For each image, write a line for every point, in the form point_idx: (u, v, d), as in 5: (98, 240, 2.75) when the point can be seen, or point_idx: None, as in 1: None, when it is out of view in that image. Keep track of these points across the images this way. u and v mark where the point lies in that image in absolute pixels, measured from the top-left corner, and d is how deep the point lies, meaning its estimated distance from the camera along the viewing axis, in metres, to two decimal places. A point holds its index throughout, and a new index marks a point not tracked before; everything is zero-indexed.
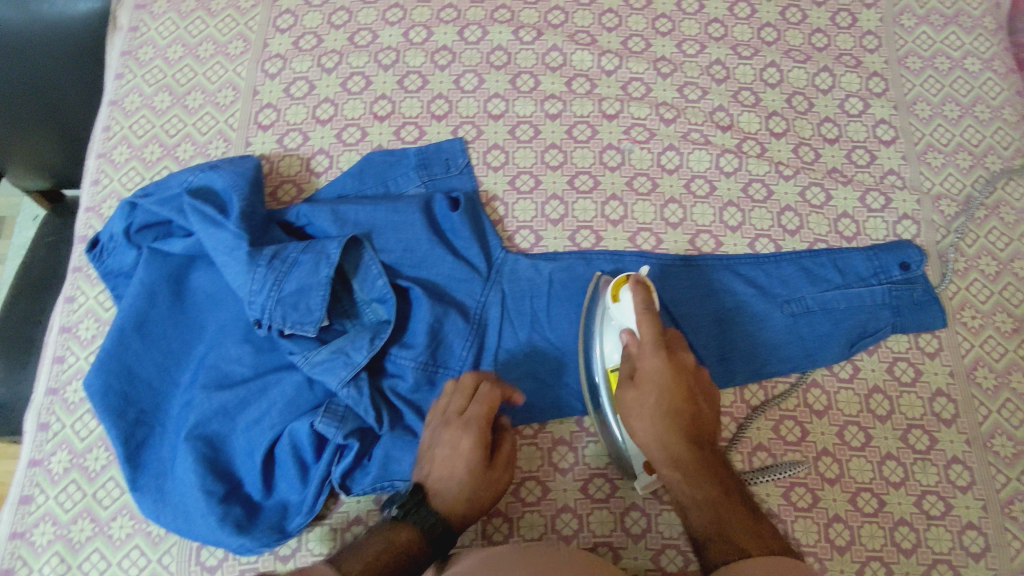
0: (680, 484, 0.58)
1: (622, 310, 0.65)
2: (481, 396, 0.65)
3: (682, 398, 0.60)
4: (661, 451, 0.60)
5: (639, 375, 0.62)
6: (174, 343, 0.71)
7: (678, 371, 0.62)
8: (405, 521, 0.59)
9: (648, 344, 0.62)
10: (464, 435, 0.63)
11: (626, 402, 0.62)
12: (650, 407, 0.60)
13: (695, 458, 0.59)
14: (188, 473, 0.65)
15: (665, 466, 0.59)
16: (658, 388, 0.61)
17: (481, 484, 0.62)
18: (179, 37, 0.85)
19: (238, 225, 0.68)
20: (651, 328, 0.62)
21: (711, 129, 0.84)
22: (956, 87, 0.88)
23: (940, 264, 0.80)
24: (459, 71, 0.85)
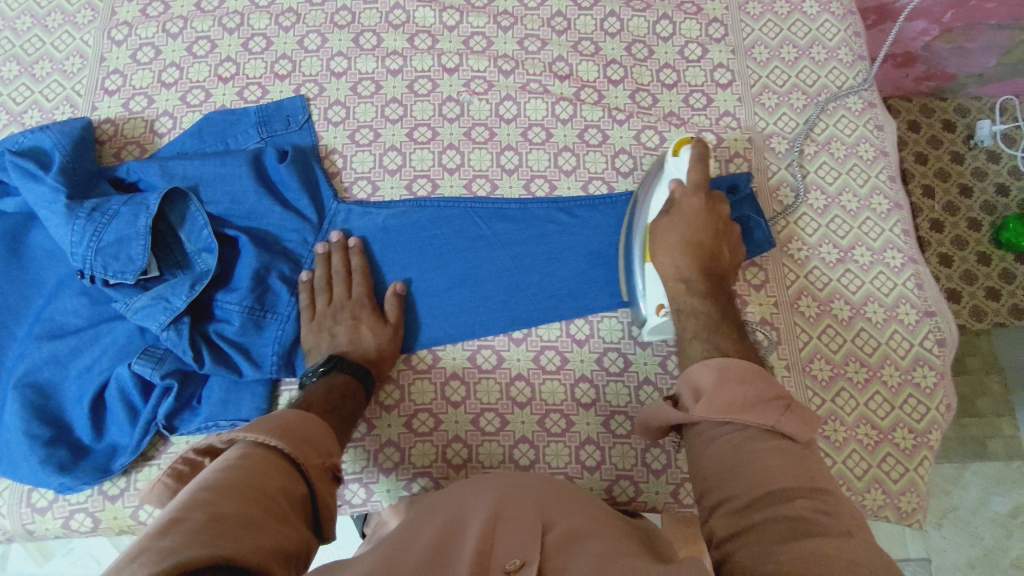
0: (685, 296, 0.67)
1: (676, 163, 0.70)
2: (358, 274, 0.75)
3: (711, 232, 0.68)
4: (675, 265, 0.67)
5: (677, 209, 0.69)
6: (11, 297, 0.73)
7: (713, 213, 0.69)
8: (334, 373, 0.68)
9: (695, 185, 0.68)
10: (358, 306, 0.73)
11: (659, 227, 0.69)
12: (679, 235, 0.68)
13: (704, 283, 0.67)
14: (13, 418, 0.68)
15: (677, 285, 0.67)
16: (691, 223, 0.68)
17: (384, 336, 0.73)
18: (29, 9, 0.88)
19: (57, 179, 0.70)
20: (701, 177, 0.68)
21: (549, 79, 0.86)
22: (795, 29, 0.89)
23: (769, 199, 0.82)
24: (304, 32, 0.87)
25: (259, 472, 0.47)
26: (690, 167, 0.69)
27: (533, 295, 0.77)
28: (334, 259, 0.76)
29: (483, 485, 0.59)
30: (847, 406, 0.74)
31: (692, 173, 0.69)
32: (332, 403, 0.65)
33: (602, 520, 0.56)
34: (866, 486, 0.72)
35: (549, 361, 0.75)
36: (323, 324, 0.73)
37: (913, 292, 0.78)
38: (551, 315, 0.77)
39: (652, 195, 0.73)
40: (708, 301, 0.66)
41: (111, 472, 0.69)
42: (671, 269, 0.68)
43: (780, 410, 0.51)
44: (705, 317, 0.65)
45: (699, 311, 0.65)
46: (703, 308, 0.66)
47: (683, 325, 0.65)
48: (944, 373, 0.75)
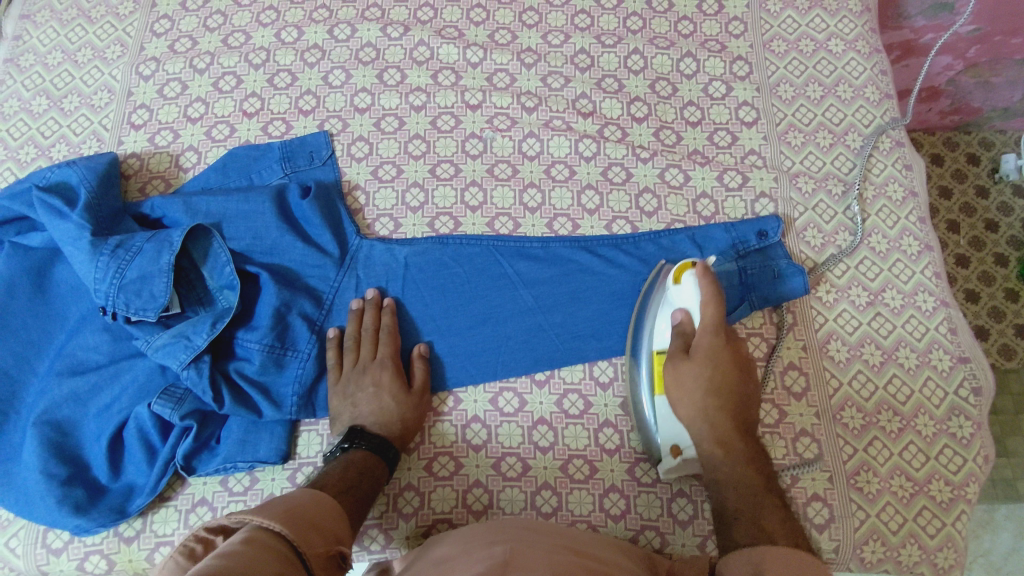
0: (721, 461, 0.62)
1: (682, 292, 0.69)
2: (386, 337, 0.73)
3: (734, 377, 0.65)
4: (706, 429, 0.64)
5: (695, 351, 0.66)
6: (34, 333, 0.73)
7: (732, 352, 0.66)
8: (353, 448, 0.67)
9: (708, 322, 0.66)
10: (381, 369, 0.71)
11: (680, 375, 0.65)
12: (704, 383, 0.64)
13: (741, 440, 0.63)
14: (31, 457, 0.67)
15: (709, 444, 0.63)
16: (714, 367, 0.65)
17: (407, 407, 0.71)
18: (60, 44, 0.89)
19: (83, 216, 0.70)
20: (715, 310, 0.66)
21: (572, 116, 0.86)
22: (820, 68, 0.88)
23: (797, 240, 0.81)
24: (328, 68, 0.88)
25: (259, 556, 0.45)
26: (703, 305, 0.66)
27: (557, 335, 0.76)
28: (366, 317, 0.74)
29: (500, 526, 0.59)
30: (880, 456, 0.71)
31: (706, 309, 0.66)
32: (348, 481, 0.63)
33: (586, 565, 0.53)
34: (901, 541, 0.69)
35: (572, 405, 0.74)
36: (347, 389, 0.72)
37: (945, 337, 0.76)
38: (575, 356, 0.75)
39: (655, 323, 0.71)
40: (752, 469, 0.61)
41: (127, 513, 0.67)
42: (697, 417, 0.64)
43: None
44: (749, 488, 0.59)
45: (745, 483, 0.60)
46: (751, 479, 0.60)
47: (722, 496, 0.60)
48: (980, 423, 0.72)
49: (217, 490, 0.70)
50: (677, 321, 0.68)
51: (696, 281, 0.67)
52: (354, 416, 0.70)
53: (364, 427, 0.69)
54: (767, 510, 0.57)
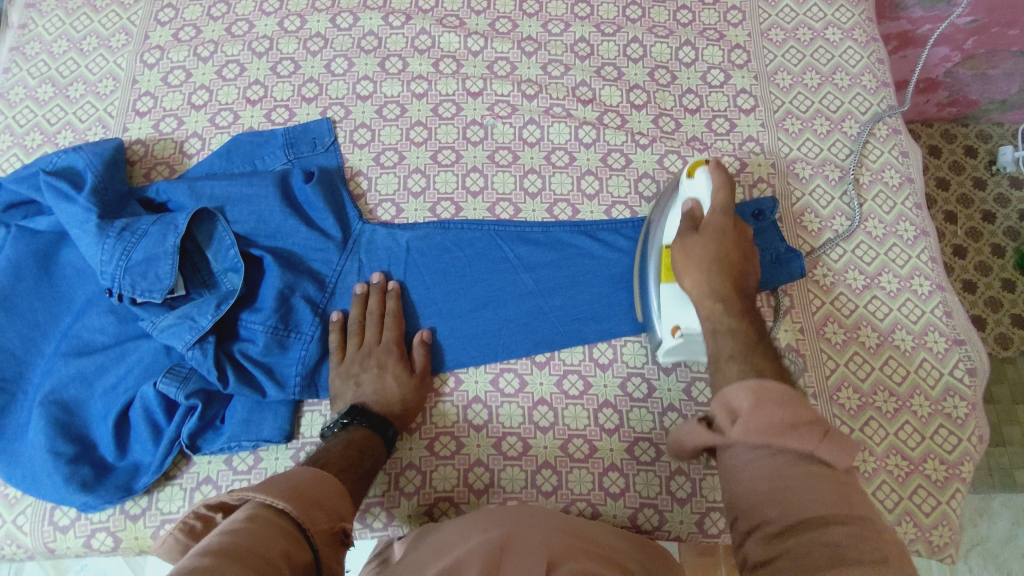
0: (720, 317, 0.61)
1: (691, 183, 0.67)
2: (390, 321, 0.74)
3: (737, 255, 0.65)
4: (708, 297, 0.63)
5: (704, 229, 0.65)
6: (40, 316, 0.74)
7: (738, 234, 0.66)
8: (354, 426, 0.67)
9: (719, 206, 0.65)
10: (386, 352, 0.73)
11: (685, 245, 0.65)
12: (708, 256, 0.64)
13: (744, 311, 0.62)
14: (38, 436, 0.68)
15: (711, 307, 0.62)
16: (720, 241, 0.64)
17: (409, 389, 0.72)
18: (65, 33, 0.90)
19: (89, 199, 0.71)
20: (726, 196, 0.65)
21: (572, 103, 0.86)
22: (817, 56, 0.89)
23: (795, 224, 0.81)
24: (331, 56, 0.89)
25: (262, 533, 0.46)
26: (713, 187, 0.65)
27: (557, 318, 0.77)
28: (370, 301, 0.75)
29: (499, 511, 0.60)
30: (876, 436, 0.72)
31: (715, 195, 0.65)
32: (349, 459, 0.63)
33: (586, 549, 0.53)
34: (896, 519, 0.69)
35: (571, 386, 0.75)
36: (350, 370, 0.72)
37: (941, 320, 0.76)
38: (575, 339, 0.76)
39: (667, 215, 0.71)
40: (750, 330, 0.60)
41: (133, 491, 0.68)
42: (700, 287, 0.63)
43: (817, 438, 0.46)
44: (744, 340, 0.58)
45: (742, 338, 0.59)
46: (748, 335, 0.59)
47: (720, 346, 0.59)
48: (975, 403, 0.73)
49: (221, 468, 0.70)
50: (687, 209, 0.66)
51: (708, 173, 0.65)
52: (356, 397, 0.71)
53: (365, 407, 0.70)
54: (763, 361, 0.56)
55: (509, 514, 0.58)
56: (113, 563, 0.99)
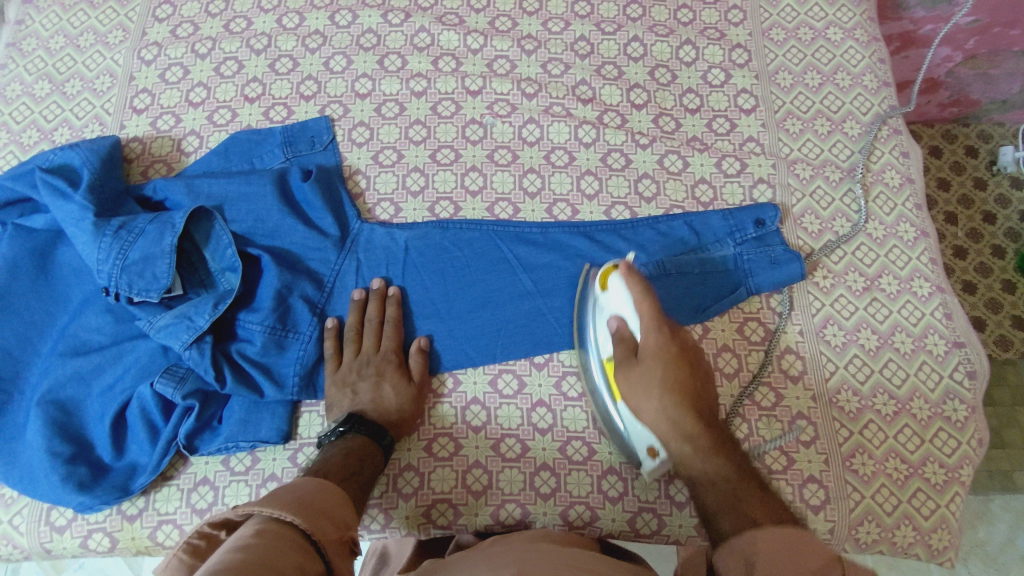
0: (694, 459, 0.61)
1: (612, 297, 0.67)
2: (389, 331, 0.74)
3: (686, 372, 0.64)
4: (671, 427, 0.62)
5: (644, 353, 0.64)
6: (37, 314, 0.74)
7: (679, 346, 0.65)
8: (353, 433, 0.67)
9: (647, 322, 0.64)
10: (385, 360, 0.73)
11: (632, 380, 0.64)
12: (659, 382, 0.63)
13: (706, 430, 0.61)
14: (35, 435, 0.67)
15: (674, 438, 0.62)
16: (665, 365, 0.63)
17: (407, 399, 0.71)
18: (62, 28, 0.89)
19: (85, 197, 0.71)
20: (651, 307, 0.64)
21: (572, 103, 0.86)
22: (818, 56, 0.89)
23: (795, 226, 0.81)
24: (329, 54, 0.88)
25: (275, 547, 0.46)
26: (636, 305, 0.64)
27: (556, 319, 0.76)
28: (369, 307, 0.75)
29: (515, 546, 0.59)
30: (875, 439, 0.72)
31: (640, 309, 0.64)
32: (350, 468, 0.63)
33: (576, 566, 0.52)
34: (896, 522, 0.69)
35: (570, 387, 0.75)
36: (347, 378, 0.72)
37: (941, 322, 0.76)
38: (573, 340, 0.76)
39: (597, 330, 0.70)
40: (722, 458, 0.60)
41: (130, 491, 0.68)
42: (661, 420, 0.62)
43: (838, 574, 0.46)
44: (726, 482, 0.58)
45: (721, 475, 0.59)
46: (725, 470, 0.59)
47: (702, 496, 0.59)
48: (975, 406, 0.73)
49: (218, 469, 0.70)
50: (615, 330, 0.65)
51: (623, 283, 0.65)
52: (354, 403, 0.70)
53: (362, 413, 0.69)
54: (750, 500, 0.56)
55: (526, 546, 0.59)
56: (112, 563, 0.99)
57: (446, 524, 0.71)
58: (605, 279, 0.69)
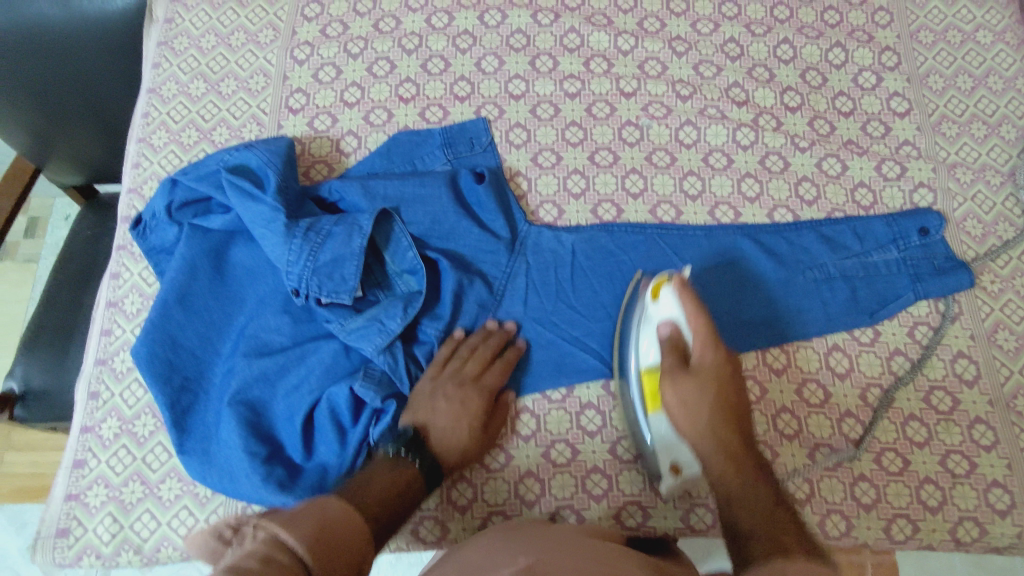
0: (732, 477, 0.58)
1: (660, 309, 0.67)
2: (497, 369, 0.72)
3: (732, 395, 0.63)
4: (712, 444, 0.61)
5: (697, 369, 0.63)
6: (216, 315, 0.74)
7: (729, 365, 0.64)
8: (409, 459, 0.64)
9: (704, 338, 0.64)
10: (480, 393, 0.70)
11: (675, 400, 0.63)
12: (705, 403, 0.62)
13: (743, 448, 0.60)
14: (232, 436, 0.68)
15: (716, 454, 0.60)
16: (714, 384, 0.63)
17: (476, 442, 0.69)
18: (212, 27, 0.90)
19: (275, 199, 0.71)
20: (705, 322, 0.64)
21: (727, 105, 0.86)
22: (969, 59, 0.89)
23: (959, 230, 0.81)
24: (481, 54, 0.88)
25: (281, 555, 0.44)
26: (688, 314, 0.64)
27: (725, 322, 0.77)
28: (489, 339, 0.73)
29: (548, 537, 0.54)
30: None
31: (693, 320, 0.64)
32: (390, 501, 0.59)
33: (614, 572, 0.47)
34: None
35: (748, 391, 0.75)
36: (436, 390, 0.70)
37: None
38: (746, 343, 0.76)
39: (637, 335, 0.70)
40: (761, 482, 0.57)
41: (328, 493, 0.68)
42: (705, 436, 0.61)
43: None
44: (758, 498, 0.56)
45: (755, 499, 0.56)
46: (761, 493, 0.56)
47: (735, 517, 0.55)
48: None
49: None
50: (669, 340, 0.65)
51: (675, 296, 0.65)
52: (426, 422, 0.68)
53: (426, 436, 0.67)
54: (782, 524, 0.53)
55: (560, 539, 0.54)
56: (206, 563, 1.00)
57: (636, 526, 0.70)
58: (656, 290, 0.68)
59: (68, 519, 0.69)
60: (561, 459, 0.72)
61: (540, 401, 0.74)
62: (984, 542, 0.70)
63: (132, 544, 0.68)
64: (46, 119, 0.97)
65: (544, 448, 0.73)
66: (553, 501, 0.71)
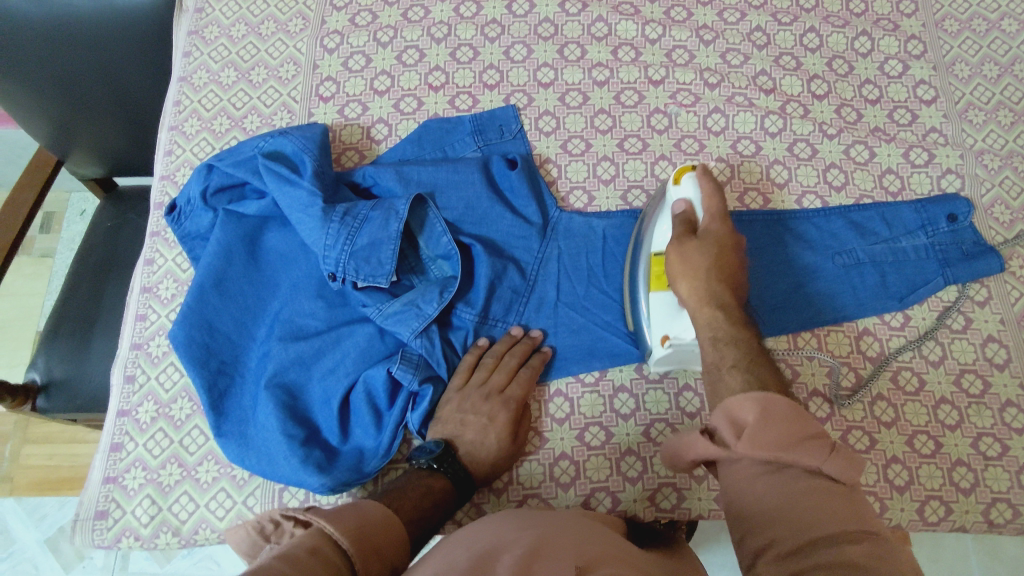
0: (722, 321, 0.62)
1: (681, 191, 0.69)
2: (522, 379, 0.71)
3: (733, 266, 0.65)
4: (708, 303, 0.63)
5: (703, 234, 0.66)
6: (250, 299, 0.75)
7: (734, 243, 0.67)
8: (438, 474, 0.65)
9: (715, 213, 0.67)
10: (505, 406, 0.69)
11: (676, 259, 0.65)
12: (708, 262, 0.64)
13: (737, 308, 0.63)
14: (269, 418, 0.68)
15: (712, 313, 0.62)
16: (719, 251, 0.65)
17: (506, 454, 0.69)
18: (243, 17, 0.91)
19: (313, 184, 0.72)
20: (719, 202, 0.67)
21: (755, 93, 0.86)
22: (994, 47, 0.89)
23: (987, 216, 0.82)
24: (509, 43, 0.88)
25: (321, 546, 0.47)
26: (704, 195, 0.68)
27: (756, 306, 0.77)
28: (515, 349, 0.73)
29: (549, 519, 0.55)
30: None
31: (708, 200, 0.67)
32: (421, 512, 0.61)
33: (615, 557, 0.49)
34: None
35: (780, 374, 0.76)
36: (463, 404, 0.70)
37: None
38: (777, 328, 0.77)
39: (655, 221, 0.72)
40: (749, 335, 0.60)
41: (365, 474, 0.69)
42: (701, 291, 0.63)
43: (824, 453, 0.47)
44: (744, 345, 0.59)
45: (742, 344, 0.59)
46: (748, 342, 0.60)
47: (722, 353, 0.59)
48: None
49: None
50: (682, 213, 0.68)
51: (696, 179, 0.68)
52: (453, 436, 0.69)
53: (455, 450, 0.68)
54: (763, 367, 0.56)
55: (560, 522, 0.54)
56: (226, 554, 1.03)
57: (671, 508, 0.70)
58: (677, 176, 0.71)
59: (106, 502, 0.70)
60: (595, 442, 0.73)
61: (573, 384, 0.75)
62: (1017, 524, 0.71)
63: (170, 526, 0.69)
64: (69, 108, 0.93)
65: (578, 431, 0.73)
66: (588, 484, 0.71)
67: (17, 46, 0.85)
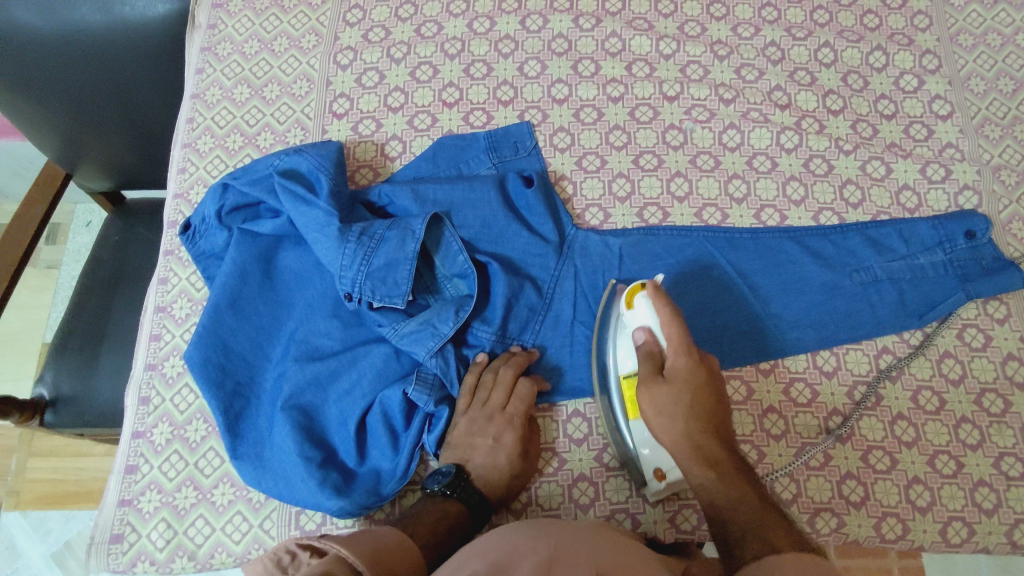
0: (712, 483, 0.57)
1: (636, 315, 0.66)
2: (523, 393, 0.70)
3: (712, 399, 0.62)
4: (690, 449, 0.60)
5: (671, 375, 0.62)
6: (265, 319, 0.74)
7: (706, 369, 0.63)
8: (451, 500, 0.65)
9: (676, 343, 0.62)
10: (509, 425, 0.69)
11: (655, 420, 0.62)
12: (681, 409, 0.61)
13: (722, 449, 0.60)
14: (285, 440, 0.68)
15: (695, 460, 0.59)
16: (691, 389, 0.61)
17: (518, 472, 0.69)
18: (255, 33, 0.91)
19: (329, 203, 0.71)
20: (680, 329, 0.63)
21: (770, 108, 0.86)
22: (1010, 61, 0.89)
23: (1005, 232, 0.81)
24: (523, 59, 0.88)
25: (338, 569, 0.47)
26: (663, 322, 0.63)
27: (774, 324, 0.77)
28: (508, 365, 0.71)
29: (560, 528, 0.55)
30: None
31: (668, 327, 0.63)
32: (436, 534, 0.61)
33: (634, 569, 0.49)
34: None
35: (799, 393, 0.75)
36: (471, 427, 0.69)
37: None
38: (796, 346, 0.76)
39: (615, 342, 0.69)
40: (742, 483, 0.57)
41: (382, 498, 0.68)
42: (683, 445, 0.60)
43: None
44: (741, 501, 0.55)
45: (741, 499, 0.55)
46: (746, 493, 0.56)
47: (722, 522, 0.55)
48: None
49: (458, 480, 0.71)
50: (644, 346, 0.64)
51: (651, 304, 0.64)
52: (463, 461, 0.68)
53: (468, 474, 0.67)
54: (772, 527, 0.52)
55: (574, 531, 0.54)
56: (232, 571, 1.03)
57: (691, 530, 0.70)
58: (630, 297, 0.67)
59: (121, 525, 0.70)
60: (614, 463, 0.72)
61: (591, 404, 0.74)
62: None
63: (186, 550, 0.68)
64: (76, 121, 0.93)
65: (596, 451, 0.72)
66: (608, 505, 0.71)
67: (27, 62, 0.85)
